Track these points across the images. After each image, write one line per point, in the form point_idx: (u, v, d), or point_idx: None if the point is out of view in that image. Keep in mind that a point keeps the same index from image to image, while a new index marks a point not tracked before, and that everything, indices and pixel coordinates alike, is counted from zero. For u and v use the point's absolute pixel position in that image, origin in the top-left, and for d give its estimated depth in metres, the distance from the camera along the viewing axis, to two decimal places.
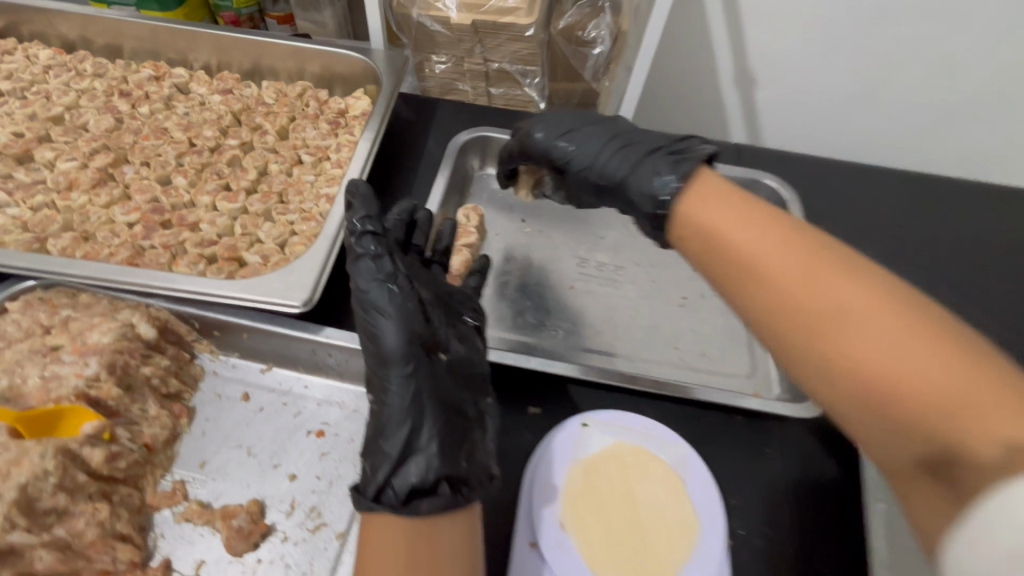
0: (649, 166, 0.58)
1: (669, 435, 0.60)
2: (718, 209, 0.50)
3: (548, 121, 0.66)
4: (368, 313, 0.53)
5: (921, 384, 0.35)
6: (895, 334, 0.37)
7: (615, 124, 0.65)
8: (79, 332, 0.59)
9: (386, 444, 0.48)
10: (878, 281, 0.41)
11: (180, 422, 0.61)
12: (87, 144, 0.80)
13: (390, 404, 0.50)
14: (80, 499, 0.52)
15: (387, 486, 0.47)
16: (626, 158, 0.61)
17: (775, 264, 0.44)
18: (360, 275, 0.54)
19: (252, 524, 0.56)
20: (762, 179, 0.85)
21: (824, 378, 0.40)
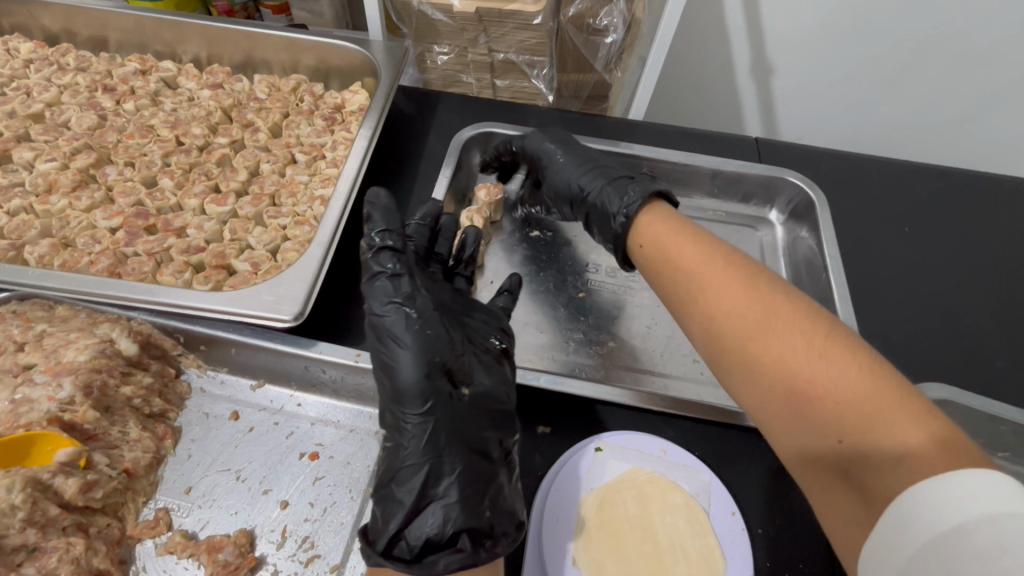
0: (611, 187, 0.67)
1: (690, 460, 0.56)
2: (675, 242, 0.58)
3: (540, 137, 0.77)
4: (382, 337, 0.50)
5: (830, 388, 0.42)
6: (809, 347, 0.44)
7: (585, 149, 0.75)
8: (53, 350, 0.55)
9: (398, 487, 0.47)
10: (799, 306, 0.48)
11: (164, 444, 0.57)
12: (68, 143, 0.76)
13: (407, 445, 0.48)
14: (53, 534, 0.48)
15: (390, 536, 0.45)
16: (593, 178, 0.70)
17: (717, 291, 0.51)
18: (377, 293, 0.52)
19: (240, 558, 0.52)
20: (786, 177, 0.79)
21: (761, 393, 0.46)
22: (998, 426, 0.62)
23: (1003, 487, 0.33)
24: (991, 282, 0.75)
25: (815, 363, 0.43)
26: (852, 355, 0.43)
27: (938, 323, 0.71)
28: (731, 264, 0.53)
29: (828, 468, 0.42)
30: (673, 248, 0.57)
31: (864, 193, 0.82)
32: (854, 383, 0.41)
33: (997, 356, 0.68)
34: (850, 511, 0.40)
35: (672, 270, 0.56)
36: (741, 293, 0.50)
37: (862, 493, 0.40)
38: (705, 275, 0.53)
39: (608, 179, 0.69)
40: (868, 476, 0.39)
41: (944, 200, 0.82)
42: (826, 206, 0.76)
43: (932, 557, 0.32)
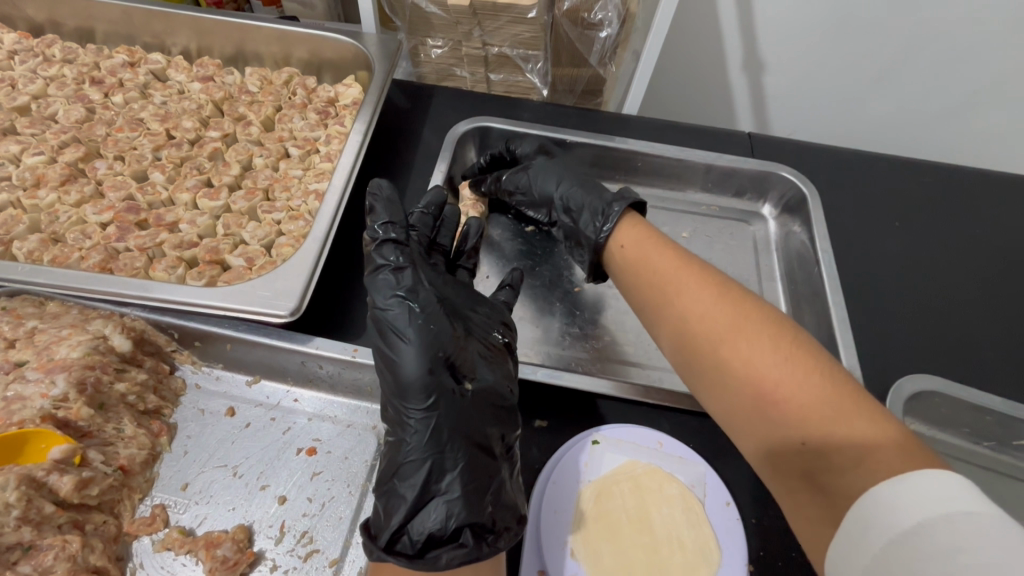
0: (587, 195, 0.68)
1: (685, 452, 0.57)
2: (648, 249, 0.59)
3: (526, 147, 0.78)
4: (381, 332, 0.50)
5: (796, 390, 0.43)
6: (776, 351, 0.46)
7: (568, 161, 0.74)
8: (45, 347, 0.55)
9: (397, 480, 0.47)
10: (764, 311, 0.50)
11: (160, 440, 0.57)
12: (56, 137, 0.74)
13: (409, 440, 0.48)
14: (48, 532, 0.47)
15: (385, 532, 0.45)
16: (570, 186, 0.70)
17: (689, 294, 0.53)
18: (377, 288, 0.52)
19: (239, 553, 0.51)
20: (779, 171, 0.79)
21: (729, 396, 0.47)
22: (985, 416, 0.63)
23: (968, 487, 0.34)
24: (979, 274, 0.77)
25: (780, 365, 0.44)
26: (815, 361, 0.44)
27: (925, 314, 0.72)
28: (703, 272, 0.55)
29: (794, 471, 0.42)
30: (647, 256, 0.59)
31: (854, 187, 0.83)
32: (816, 385, 0.42)
33: (981, 346, 0.70)
34: (815, 513, 0.41)
35: (647, 276, 0.57)
36: (711, 297, 0.51)
37: (826, 495, 0.40)
38: (678, 280, 0.55)
39: (582, 186, 0.69)
40: (828, 476, 0.40)
41: (933, 194, 0.84)
42: (819, 200, 0.77)
43: (902, 550, 0.33)
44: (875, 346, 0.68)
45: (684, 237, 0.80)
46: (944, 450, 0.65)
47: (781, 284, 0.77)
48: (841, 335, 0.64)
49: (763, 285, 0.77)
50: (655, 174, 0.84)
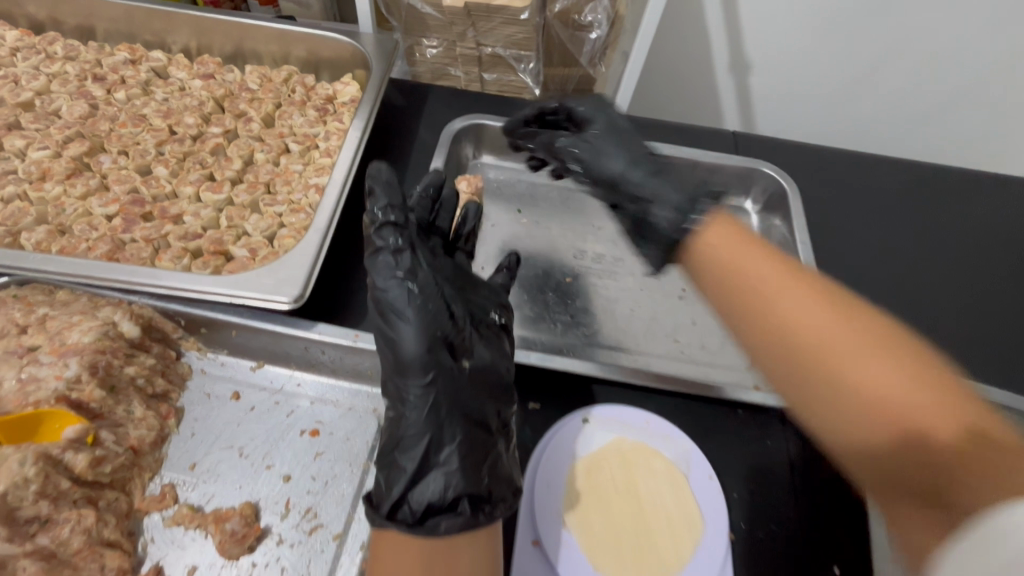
0: (665, 192, 0.57)
1: (672, 430, 0.60)
2: (735, 250, 0.52)
3: (593, 116, 0.65)
4: (384, 312, 0.52)
5: (925, 409, 0.41)
6: (894, 366, 0.43)
7: (643, 145, 0.62)
8: (57, 332, 0.57)
9: (396, 451, 0.50)
10: (874, 322, 0.46)
11: (168, 422, 0.59)
12: (60, 132, 0.76)
13: (409, 415, 0.51)
14: (64, 506, 0.49)
15: (386, 501, 0.48)
16: (645, 180, 0.59)
17: (793, 306, 0.48)
18: (380, 269, 0.53)
19: (246, 527, 0.53)
20: (761, 168, 0.83)
21: (841, 416, 0.44)
22: None
23: None
24: (947, 266, 0.81)
25: (901, 382, 0.42)
26: (934, 376, 0.42)
27: (895, 303, 0.77)
28: (803, 277, 0.50)
29: (907, 488, 0.41)
30: (738, 258, 0.52)
31: (831, 183, 0.88)
32: (941, 405, 0.41)
33: (948, 332, 0.74)
34: (931, 532, 0.39)
35: (740, 282, 0.51)
36: (822, 309, 0.47)
37: (945, 511, 0.38)
38: (775, 289, 0.49)
39: (660, 181, 0.58)
40: (953, 496, 0.38)
41: (906, 191, 0.88)
42: (797, 196, 0.81)
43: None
44: None
45: None
46: None
47: None
48: None
49: None
50: None
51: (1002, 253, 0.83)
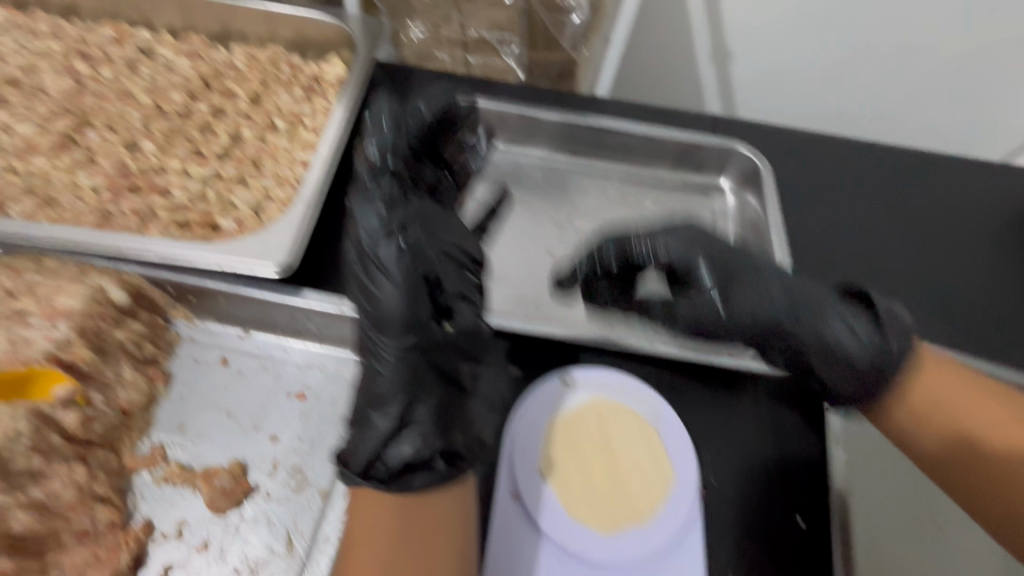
0: (844, 336, 0.54)
1: (645, 390, 0.62)
2: (946, 378, 0.54)
3: (679, 251, 0.58)
4: (360, 264, 0.52)
5: None
6: None
7: (762, 262, 0.59)
8: (46, 296, 0.57)
9: (372, 411, 0.50)
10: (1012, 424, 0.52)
11: (157, 386, 0.61)
12: (47, 107, 0.77)
13: (386, 372, 0.51)
14: (56, 461, 0.51)
15: (369, 468, 0.49)
16: (809, 325, 0.55)
17: (978, 424, 0.53)
18: (358, 218, 0.52)
19: (235, 483, 0.55)
20: (737, 147, 0.86)
21: (999, 513, 0.51)
22: None
23: None
24: (909, 243, 0.85)
25: None
26: None
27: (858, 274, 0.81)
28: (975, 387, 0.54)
29: None
30: (949, 381, 0.54)
31: (803, 163, 0.91)
32: None
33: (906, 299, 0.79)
34: None
35: (948, 410, 0.53)
36: (1001, 425, 0.52)
37: None
38: (984, 401, 0.53)
39: (824, 310, 0.56)
40: None
41: (872, 172, 0.92)
42: (770, 173, 0.84)
43: None
44: None
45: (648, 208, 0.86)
46: None
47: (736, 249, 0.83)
48: None
49: None
50: (623, 150, 0.89)
51: (960, 227, 0.88)
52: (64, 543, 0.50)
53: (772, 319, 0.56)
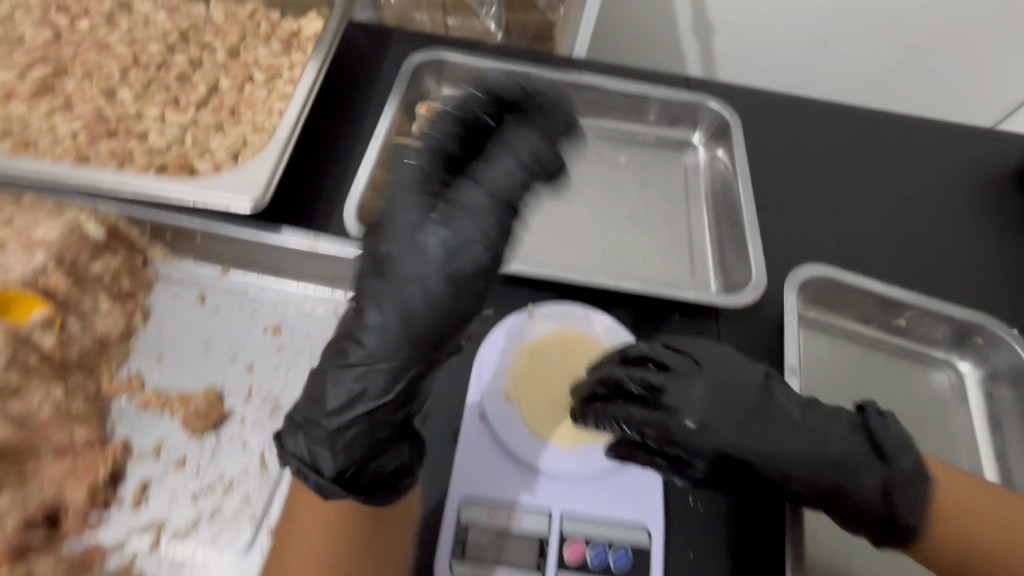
0: (866, 480, 0.50)
1: (610, 321, 0.65)
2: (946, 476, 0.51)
3: (690, 404, 0.50)
4: (394, 227, 0.46)
5: None
6: None
7: (785, 412, 0.52)
8: (25, 228, 0.59)
9: (334, 399, 0.45)
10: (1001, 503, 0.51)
11: (134, 319, 0.62)
12: (24, 56, 0.77)
13: (400, 383, 0.45)
14: (34, 379, 0.53)
15: (314, 474, 0.44)
16: (817, 472, 0.50)
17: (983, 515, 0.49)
18: (409, 183, 0.47)
19: (210, 405, 0.57)
20: (706, 103, 0.88)
21: None
22: (873, 301, 0.72)
23: None
24: (882, 193, 0.86)
25: None
26: None
27: (832, 223, 0.82)
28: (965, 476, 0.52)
29: None
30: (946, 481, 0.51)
31: (776, 120, 0.92)
32: None
33: (876, 246, 0.81)
34: None
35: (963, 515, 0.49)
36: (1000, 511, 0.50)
37: None
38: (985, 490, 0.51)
39: (845, 470, 0.50)
40: None
41: (846, 127, 0.93)
42: (739, 126, 0.86)
43: None
44: (783, 247, 0.78)
45: (622, 161, 0.87)
46: (841, 332, 0.74)
47: (706, 204, 0.84)
48: (750, 233, 0.73)
49: (692, 204, 0.83)
50: (598, 106, 0.91)
51: (931, 180, 0.89)
52: (42, 457, 0.52)
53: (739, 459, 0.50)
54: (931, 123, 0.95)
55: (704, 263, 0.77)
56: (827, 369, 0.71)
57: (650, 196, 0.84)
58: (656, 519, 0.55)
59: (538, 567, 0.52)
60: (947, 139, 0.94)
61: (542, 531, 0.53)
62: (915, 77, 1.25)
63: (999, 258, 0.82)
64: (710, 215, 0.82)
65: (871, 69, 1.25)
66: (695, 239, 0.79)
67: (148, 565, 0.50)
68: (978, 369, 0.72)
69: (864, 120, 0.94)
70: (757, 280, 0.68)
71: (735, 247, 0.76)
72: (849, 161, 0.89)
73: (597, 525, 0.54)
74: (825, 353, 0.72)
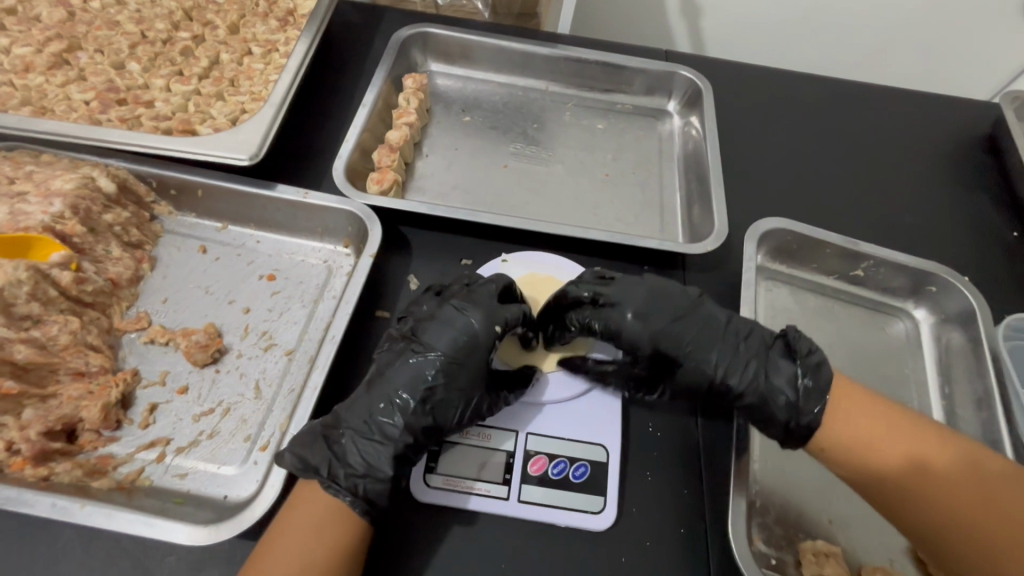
0: (777, 376, 0.58)
1: (578, 268, 0.72)
2: (859, 412, 0.55)
3: (630, 302, 0.61)
4: (454, 363, 0.58)
5: (964, 499, 0.50)
6: (971, 466, 0.51)
7: (714, 316, 0.61)
8: (43, 181, 0.65)
9: (391, 462, 0.53)
10: (915, 434, 0.53)
11: (142, 266, 0.68)
12: (41, 33, 0.84)
13: (404, 458, 0.54)
14: (53, 311, 0.59)
15: (370, 511, 0.51)
16: (742, 372, 0.58)
17: (883, 441, 0.53)
18: (479, 334, 0.58)
19: (209, 340, 0.63)
20: (679, 72, 0.92)
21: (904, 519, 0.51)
22: (831, 253, 0.76)
23: None
24: (848, 156, 0.90)
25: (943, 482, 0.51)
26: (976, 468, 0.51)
27: (797, 184, 0.86)
28: (886, 411, 0.55)
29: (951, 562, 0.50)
30: (857, 411, 0.55)
31: (749, 90, 0.96)
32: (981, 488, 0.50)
33: (840, 205, 0.84)
34: None
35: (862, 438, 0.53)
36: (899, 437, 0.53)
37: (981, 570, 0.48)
38: (896, 422, 0.54)
39: (761, 364, 0.58)
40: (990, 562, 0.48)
41: (817, 95, 0.97)
42: (710, 93, 0.90)
43: None
44: (749, 206, 0.83)
45: (599, 128, 0.92)
46: (800, 282, 0.78)
47: (678, 164, 0.89)
48: (715, 189, 0.78)
49: (664, 167, 0.88)
50: (577, 77, 0.95)
51: (898, 144, 0.93)
52: (62, 379, 0.58)
53: (670, 348, 0.60)
54: (901, 92, 0.99)
55: (672, 221, 0.82)
56: (787, 313, 0.75)
57: (624, 159, 0.88)
58: (615, 439, 0.60)
59: (504, 481, 0.57)
60: (916, 108, 0.97)
61: (510, 448, 0.59)
62: (898, 53, 1.27)
63: (964, 218, 0.85)
64: (680, 178, 0.86)
65: (854, 46, 1.27)
66: (666, 199, 0.84)
67: (153, 474, 0.56)
68: (932, 315, 0.76)
69: (834, 90, 0.98)
70: (719, 230, 0.73)
71: (702, 204, 0.80)
72: (818, 128, 0.93)
73: (561, 444, 0.60)
74: (785, 298, 0.76)
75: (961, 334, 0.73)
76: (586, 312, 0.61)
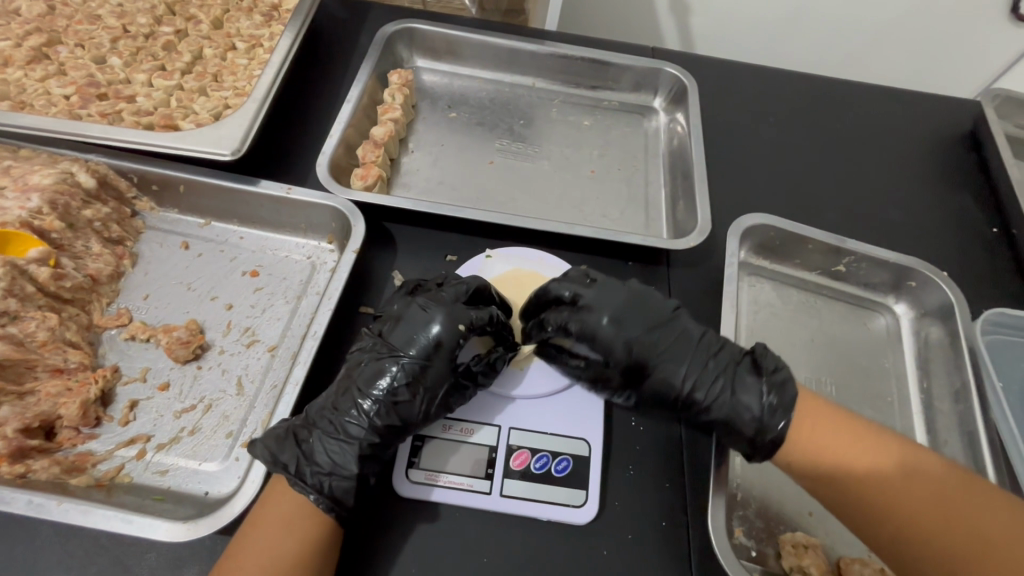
0: (743, 393, 0.57)
1: (563, 264, 0.72)
2: (824, 421, 0.55)
3: (606, 309, 0.61)
4: (419, 362, 0.58)
5: (925, 504, 0.51)
6: (931, 471, 0.52)
7: (687, 330, 0.61)
8: (21, 176, 0.64)
9: (355, 460, 0.53)
10: (877, 442, 0.54)
11: (123, 262, 0.68)
12: (20, 27, 0.83)
13: (367, 460, 0.54)
14: (31, 307, 0.59)
15: (335, 508, 0.51)
16: (710, 385, 0.58)
17: (847, 450, 0.54)
18: (444, 335, 0.59)
19: (191, 336, 0.62)
20: (664, 69, 0.93)
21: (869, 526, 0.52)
22: (813, 249, 0.77)
23: None
24: (832, 153, 0.91)
25: (904, 488, 0.52)
26: (937, 474, 0.52)
27: (781, 181, 0.87)
28: (849, 419, 0.55)
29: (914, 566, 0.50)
30: (822, 419, 0.55)
31: (734, 88, 0.97)
32: (941, 492, 0.51)
33: (823, 202, 0.85)
34: None
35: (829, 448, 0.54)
36: (863, 446, 0.54)
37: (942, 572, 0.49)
38: (859, 431, 0.55)
39: (730, 379, 0.58)
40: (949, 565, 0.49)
41: (801, 93, 0.98)
42: (696, 90, 0.90)
43: None
44: (732, 203, 0.83)
45: (585, 125, 0.92)
46: (783, 277, 0.79)
47: (664, 160, 0.89)
48: (699, 186, 0.78)
49: (650, 163, 0.89)
50: (564, 73, 0.96)
51: (880, 141, 0.94)
52: (40, 376, 0.58)
53: (641, 355, 0.60)
54: (883, 90, 1.00)
55: (657, 217, 0.82)
56: (771, 309, 0.76)
57: (610, 156, 0.89)
58: (597, 433, 0.61)
59: (486, 475, 0.58)
60: (898, 106, 0.98)
61: (492, 442, 0.59)
62: (882, 51, 1.28)
63: (945, 213, 0.86)
64: (666, 174, 0.87)
65: (839, 44, 1.28)
66: (651, 195, 0.85)
67: (133, 471, 0.55)
68: (912, 310, 0.77)
69: (818, 87, 0.99)
70: (703, 226, 0.73)
71: (686, 200, 0.81)
72: (802, 125, 0.94)
73: (543, 438, 0.60)
74: (768, 294, 0.77)
75: (940, 328, 0.74)
76: (562, 318, 0.61)
